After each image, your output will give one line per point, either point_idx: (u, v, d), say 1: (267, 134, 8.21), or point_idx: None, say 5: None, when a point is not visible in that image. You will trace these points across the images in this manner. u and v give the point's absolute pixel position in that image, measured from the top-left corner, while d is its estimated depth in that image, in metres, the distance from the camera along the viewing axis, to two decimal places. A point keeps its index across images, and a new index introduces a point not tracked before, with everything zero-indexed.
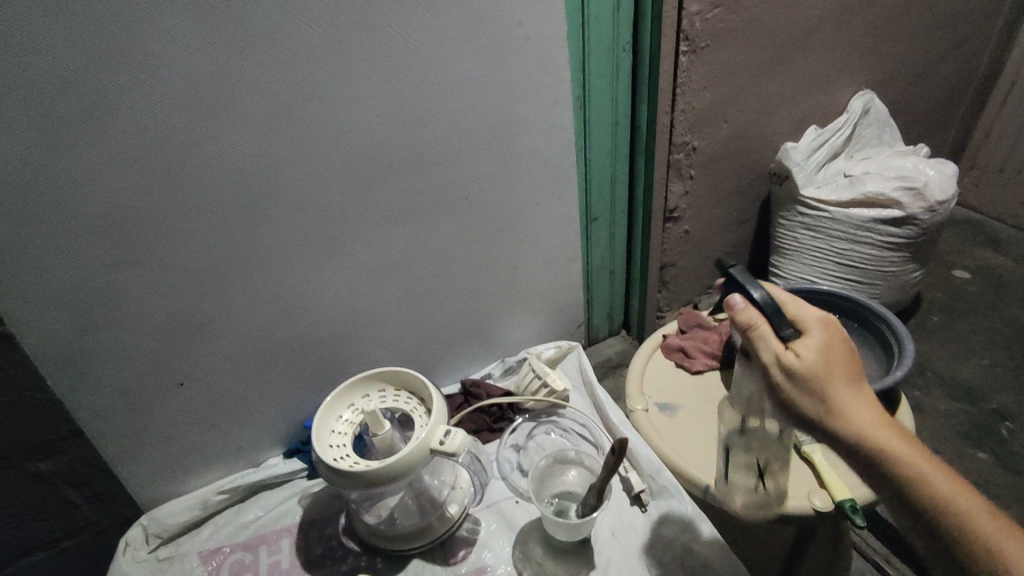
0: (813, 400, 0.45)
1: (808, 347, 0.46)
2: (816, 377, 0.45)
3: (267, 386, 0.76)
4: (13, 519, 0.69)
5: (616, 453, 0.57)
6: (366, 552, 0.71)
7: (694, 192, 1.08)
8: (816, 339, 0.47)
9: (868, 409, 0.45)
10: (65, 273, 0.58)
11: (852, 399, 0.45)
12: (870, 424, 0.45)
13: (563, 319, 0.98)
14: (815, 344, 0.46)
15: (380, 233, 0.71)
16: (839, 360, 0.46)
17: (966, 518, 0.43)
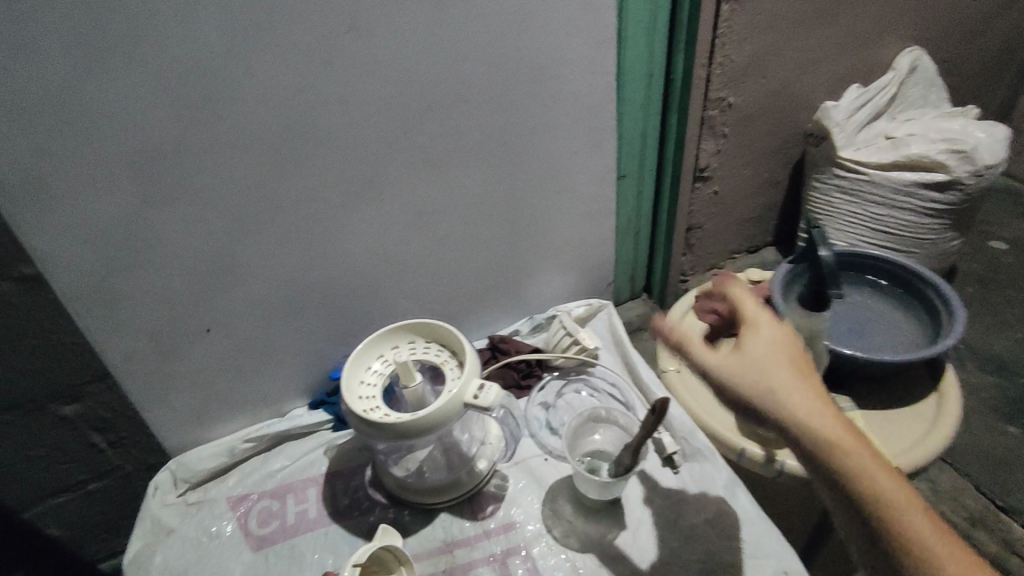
0: (762, 399, 0.46)
1: (750, 349, 0.48)
2: (761, 374, 0.47)
3: (293, 335, 0.75)
4: (42, 458, 0.73)
5: (655, 414, 0.55)
6: (393, 504, 0.71)
7: (726, 151, 1.03)
8: (759, 335, 0.50)
9: (810, 400, 0.46)
10: (93, 212, 0.55)
11: (798, 392, 0.46)
12: (813, 418, 0.45)
13: (592, 276, 0.95)
14: (755, 341, 0.49)
15: (412, 180, 0.68)
16: (783, 357, 0.48)
17: (902, 521, 0.43)
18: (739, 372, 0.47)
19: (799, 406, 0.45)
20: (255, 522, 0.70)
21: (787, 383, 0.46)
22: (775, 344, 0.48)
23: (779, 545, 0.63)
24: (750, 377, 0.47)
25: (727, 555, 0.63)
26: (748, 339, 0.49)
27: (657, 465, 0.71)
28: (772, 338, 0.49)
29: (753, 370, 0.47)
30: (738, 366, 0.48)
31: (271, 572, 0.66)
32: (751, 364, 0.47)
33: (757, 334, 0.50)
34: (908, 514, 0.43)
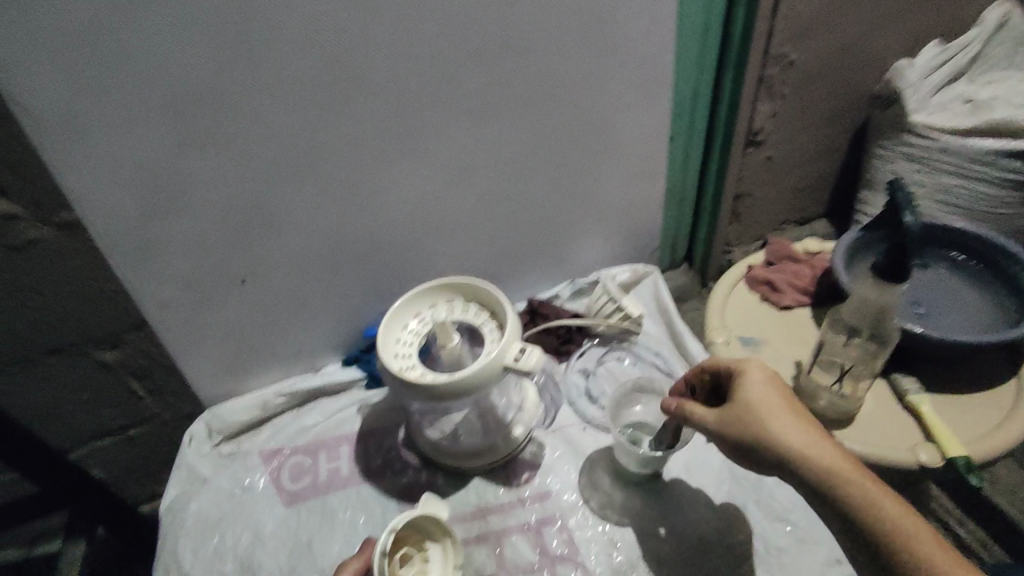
0: (761, 447, 0.49)
1: (742, 396, 0.51)
2: (753, 416, 0.50)
3: (328, 291, 0.73)
4: (84, 404, 0.73)
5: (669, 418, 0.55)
6: (426, 467, 0.69)
7: (783, 114, 0.95)
8: (748, 381, 0.52)
9: (798, 440, 0.48)
10: (129, 153, 0.53)
11: (794, 429, 0.49)
12: (811, 451, 0.47)
13: (637, 241, 0.91)
14: (746, 389, 0.51)
15: (454, 130, 0.64)
16: (774, 398, 0.50)
17: (908, 543, 0.43)
18: (738, 419, 0.50)
19: (795, 441, 0.48)
20: (288, 476, 0.70)
21: (780, 422, 0.49)
22: (760, 389, 0.51)
23: (829, 531, 0.61)
24: (748, 425, 0.49)
25: (773, 538, 0.61)
26: (738, 387, 0.52)
27: (701, 442, 0.68)
28: (760, 382, 0.51)
29: (746, 416, 0.50)
30: (735, 415, 0.50)
31: (304, 527, 0.66)
32: (746, 411, 0.50)
33: (745, 383, 0.52)
34: (921, 526, 0.43)
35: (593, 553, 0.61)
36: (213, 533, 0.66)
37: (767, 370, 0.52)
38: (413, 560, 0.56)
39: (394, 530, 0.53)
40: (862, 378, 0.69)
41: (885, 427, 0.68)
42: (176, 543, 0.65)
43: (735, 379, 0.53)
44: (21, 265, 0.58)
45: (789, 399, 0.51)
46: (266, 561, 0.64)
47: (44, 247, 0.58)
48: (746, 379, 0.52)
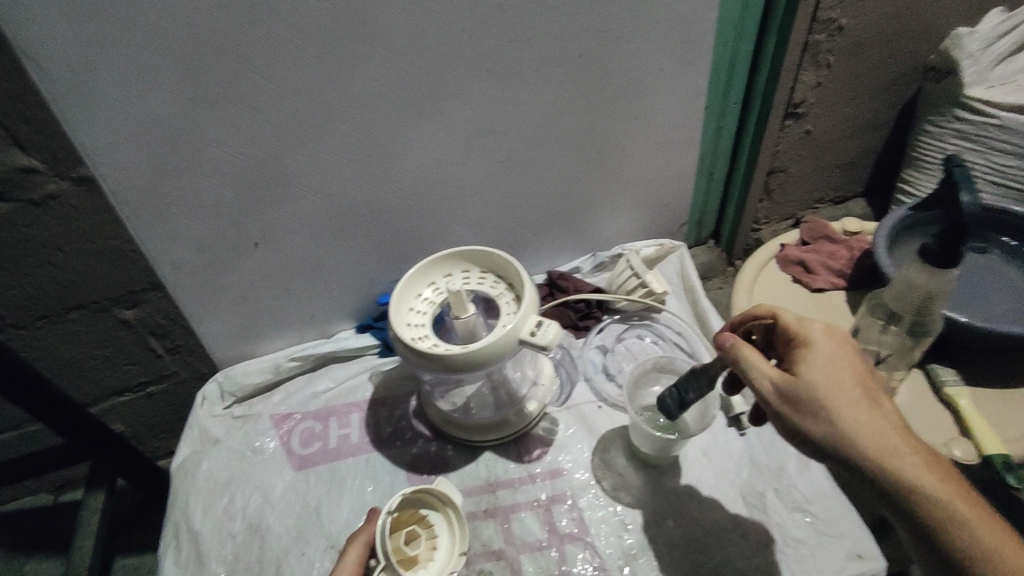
0: (816, 426, 0.43)
1: (807, 368, 0.45)
2: (820, 395, 0.43)
3: (342, 256, 0.71)
4: (112, 356, 0.81)
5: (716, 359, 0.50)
6: (437, 438, 0.68)
7: (827, 84, 0.90)
8: (817, 352, 0.46)
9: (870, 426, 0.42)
10: (137, 107, 0.51)
11: (861, 411, 0.42)
12: (877, 440, 0.42)
13: (663, 215, 0.87)
14: (813, 361, 0.45)
15: (475, 91, 0.61)
16: (843, 376, 0.44)
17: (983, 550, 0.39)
18: (797, 390, 0.44)
19: (862, 422, 0.42)
20: (299, 441, 0.69)
21: (847, 401, 0.43)
22: (831, 364, 0.44)
23: (852, 525, 0.58)
24: (807, 398, 0.44)
25: (791, 529, 0.58)
26: (804, 355, 0.46)
27: (721, 425, 0.66)
28: (830, 356, 0.45)
29: (808, 388, 0.44)
30: (794, 385, 0.44)
31: (312, 493, 0.65)
32: (807, 383, 0.44)
33: (812, 354, 0.46)
34: (998, 534, 0.39)
35: (603, 534, 0.60)
36: (222, 494, 0.65)
37: (840, 341, 0.46)
38: (423, 538, 0.54)
39: (398, 495, 0.53)
40: (898, 367, 0.66)
41: (919, 419, 0.66)
42: (187, 501, 0.65)
43: (802, 348, 0.47)
44: (43, 220, 0.63)
45: (864, 380, 0.44)
46: (273, 524, 0.63)
47: (60, 202, 0.62)
48: (816, 349, 0.46)
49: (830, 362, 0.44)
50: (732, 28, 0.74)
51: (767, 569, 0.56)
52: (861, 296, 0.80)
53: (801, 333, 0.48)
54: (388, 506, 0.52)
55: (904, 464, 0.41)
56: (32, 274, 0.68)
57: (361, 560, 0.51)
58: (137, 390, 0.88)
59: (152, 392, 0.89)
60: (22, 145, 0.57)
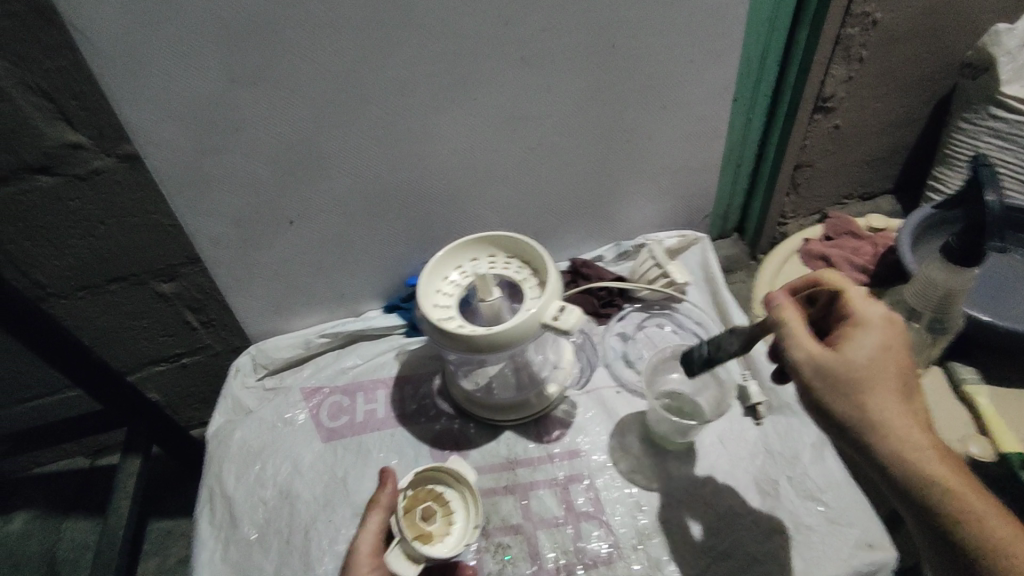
0: (847, 405, 0.43)
1: (857, 348, 0.44)
2: (860, 382, 0.43)
3: (373, 237, 0.73)
4: (150, 328, 0.85)
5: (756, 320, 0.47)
6: (460, 416, 0.71)
7: (858, 79, 0.89)
8: (867, 335, 0.45)
9: (902, 418, 0.43)
10: (184, 86, 0.54)
11: (895, 405, 0.43)
12: (904, 436, 0.43)
13: (688, 206, 0.88)
14: (860, 341, 0.44)
15: (507, 77, 0.62)
16: (887, 364, 0.44)
17: (998, 547, 0.40)
18: (841, 370, 0.43)
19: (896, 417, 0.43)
20: (327, 415, 0.72)
21: (887, 392, 0.43)
22: (877, 351, 0.44)
23: (863, 515, 0.59)
24: (845, 378, 0.43)
25: (803, 516, 0.59)
26: (851, 335, 0.45)
27: (738, 414, 0.68)
28: (877, 341, 0.44)
29: (852, 371, 0.43)
30: (840, 365, 0.43)
31: (340, 464, 0.68)
32: (851, 364, 0.43)
33: (863, 335, 0.44)
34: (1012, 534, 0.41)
35: (617, 514, 0.62)
36: (254, 462, 0.68)
37: (890, 324, 0.45)
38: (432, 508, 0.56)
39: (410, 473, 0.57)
40: (914, 363, 0.67)
41: (936, 415, 0.66)
42: (220, 467, 0.68)
43: (848, 327, 0.46)
44: (87, 194, 0.67)
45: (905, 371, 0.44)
46: (302, 491, 0.66)
47: (105, 177, 0.66)
48: (865, 332, 0.45)
49: (877, 349, 0.43)
50: (762, 22, 0.75)
51: (778, 554, 0.58)
52: (883, 292, 0.80)
53: (854, 312, 0.46)
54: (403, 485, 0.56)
55: (924, 458, 0.42)
56: (73, 245, 0.72)
57: (382, 526, 0.55)
58: (174, 360, 0.92)
59: (187, 363, 0.93)
60: (70, 120, 0.61)
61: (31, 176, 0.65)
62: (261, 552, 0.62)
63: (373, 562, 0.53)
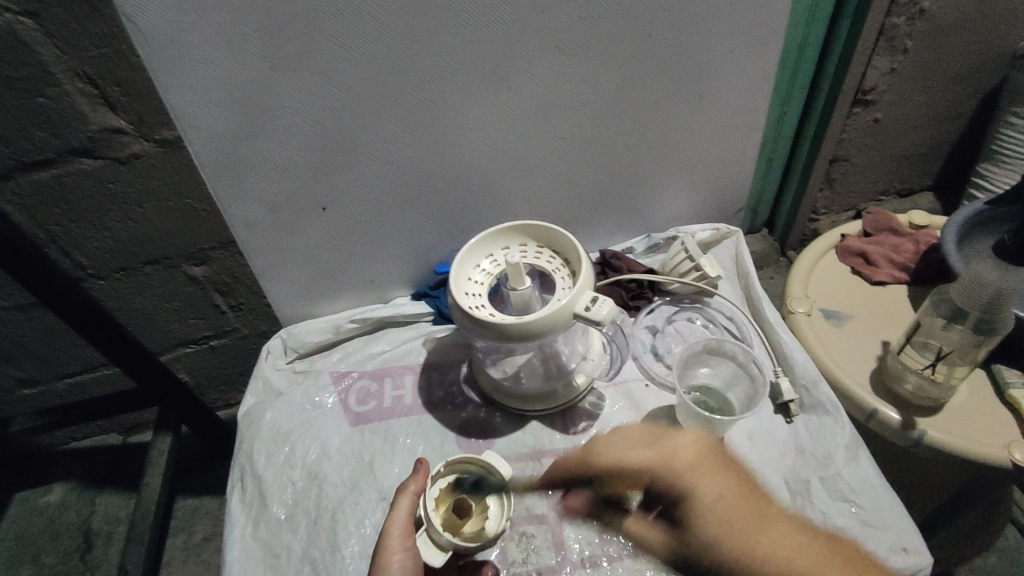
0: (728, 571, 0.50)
1: (697, 494, 0.52)
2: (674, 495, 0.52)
3: (403, 224, 0.73)
4: (183, 310, 0.87)
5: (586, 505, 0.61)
6: (486, 405, 0.71)
7: (901, 70, 0.86)
8: (680, 460, 0.53)
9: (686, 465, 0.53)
10: (224, 71, 0.54)
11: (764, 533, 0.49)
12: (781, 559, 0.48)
13: (721, 199, 0.86)
14: (703, 515, 0.50)
15: (542, 66, 0.61)
16: (729, 519, 0.50)
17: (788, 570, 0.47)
18: (686, 523, 0.52)
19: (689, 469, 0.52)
20: (356, 399, 0.73)
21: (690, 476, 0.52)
22: (693, 459, 0.52)
23: (897, 518, 0.58)
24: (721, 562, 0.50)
25: (835, 517, 0.59)
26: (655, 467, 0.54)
27: (769, 411, 0.67)
28: (688, 464, 0.53)
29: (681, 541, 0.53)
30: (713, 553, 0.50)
31: (367, 448, 0.69)
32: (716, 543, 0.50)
33: (695, 502, 0.51)
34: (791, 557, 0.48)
35: None
36: (283, 443, 0.69)
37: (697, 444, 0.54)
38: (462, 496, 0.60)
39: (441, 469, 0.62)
40: (959, 366, 0.63)
41: (974, 417, 0.65)
42: (251, 447, 0.69)
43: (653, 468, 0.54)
44: (126, 177, 0.69)
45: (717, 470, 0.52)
46: (330, 473, 0.67)
47: (143, 161, 0.67)
48: (681, 454, 0.53)
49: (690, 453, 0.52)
50: (806, 11, 0.72)
51: None
52: (922, 292, 0.78)
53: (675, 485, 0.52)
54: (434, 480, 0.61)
55: None
56: (112, 227, 0.73)
57: (413, 510, 0.56)
58: (205, 342, 0.94)
59: (218, 345, 0.95)
60: (111, 104, 0.63)
61: (74, 159, 0.66)
62: (290, 532, 0.63)
63: (403, 544, 0.54)
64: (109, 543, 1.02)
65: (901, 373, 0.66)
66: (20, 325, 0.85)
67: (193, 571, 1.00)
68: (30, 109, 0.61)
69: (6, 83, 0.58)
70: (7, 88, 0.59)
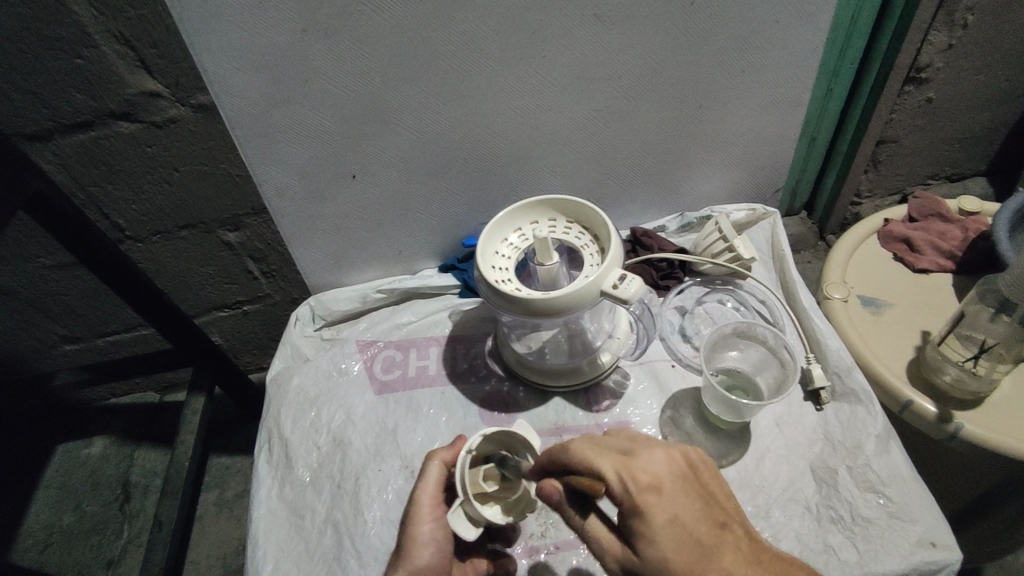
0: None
1: (649, 528, 0.43)
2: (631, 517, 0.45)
3: (432, 196, 0.73)
4: (215, 274, 0.89)
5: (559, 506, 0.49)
6: (509, 379, 0.72)
7: (960, 46, 0.81)
8: (648, 514, 0.43)
9: (652, 514, 0.43)
10: (254, 34, 0.53)
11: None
12: None
13: (759, 178, 0.83)
14: (652, 539, 0.43)
15: (577, 35, 0.60)
16: (683, 544, 0.43)
17: None
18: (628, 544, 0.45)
19: (649, 513, 0.43)
20: (380, 367, 0.74)
21: (647, 524, 0.43)
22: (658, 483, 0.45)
23: (927, 512, 0.56)
24: None
25: (862, 508, 0.57)
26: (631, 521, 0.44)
27: (798, 398, 0.66)
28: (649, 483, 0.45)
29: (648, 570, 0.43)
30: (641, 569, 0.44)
31: (391, 416, 0.70)
32: (650, 573, 0.43)
33: (649, 530, 0.43)
34: None
35: None
36: (310, 408, 0.71)
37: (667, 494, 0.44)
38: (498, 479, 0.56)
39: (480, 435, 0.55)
40: (1003, 360, 0.60)
41: (1015, 414, 0.62)
42: (279, 409, 0.71)
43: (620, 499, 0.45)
44: (163, 142, 0.69)
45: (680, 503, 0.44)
46: (354, 439, 0.68)
47: (179, 126, 0.68)
48: (640, 515, 0.43)
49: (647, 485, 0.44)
50: None
51: (832, 544, 0.56)
52: (967, 281, 0.75)
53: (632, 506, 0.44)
54: (472, 445, 0.54)
55: None
56: (150, 191, 0.75)
57: (443, 479, 0.56)
58: (238, 306, 0.96)
59: (250, 309, 0.97)
60: (147, 67, 0.63)
61: (112, 122, 0.67)
62: (314, 494, 0.65)
63: (432, 514, 0.55)
64: (146, 494, 1.07)
65: (940, 365, 0.64)
66: (62, 284, 0.88)
67: (224, 525, 1.04)
68: (70, 71, 0.62)
69: (47, 43, 0.59)
70: (48, 49, 0.60)
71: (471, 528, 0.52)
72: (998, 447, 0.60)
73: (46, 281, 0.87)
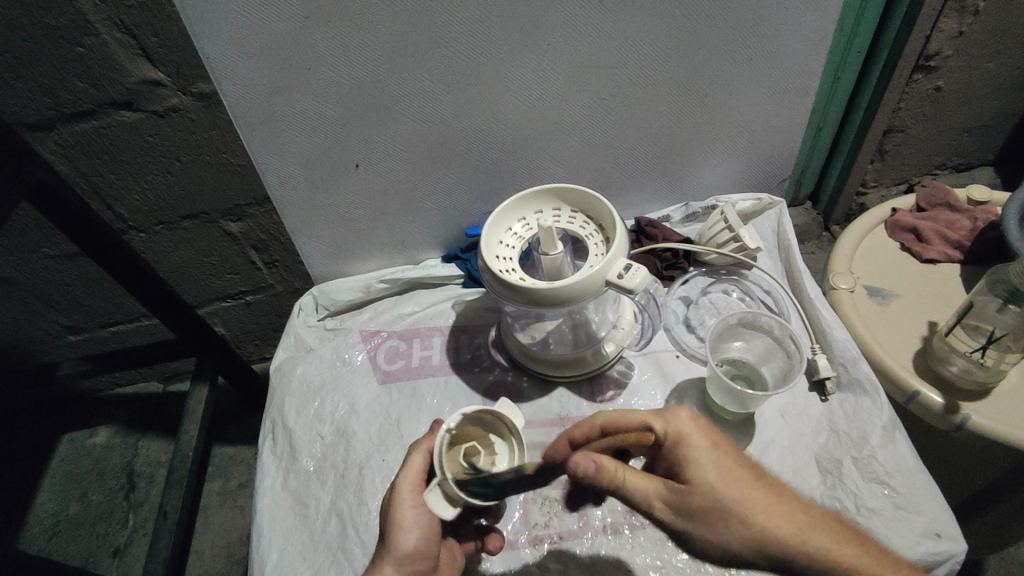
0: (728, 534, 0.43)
1: (696, 454, 0.45)
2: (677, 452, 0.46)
3: (435, 186, 0.72)
4: (218, 264, 0.89)
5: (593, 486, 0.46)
6: (513, 369, 0.72)
7: (970, 34, 0.80)
8: (694, 442, 0.46)
9: (698, 437, 0.46)
10: (257, 19, 0.53)
11: (761, 504, 0.43)
12: (783, 513, 0.43)
13: (765, 168, 0.83)
14: (699, 462, 0.44)
15: (582, 22, 0.59)
16: (729, 465, 0.45)
17: (799, 538, 0.42)
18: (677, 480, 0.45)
19: (692, 438, 0.46)
20: (384, 358, 0.74)
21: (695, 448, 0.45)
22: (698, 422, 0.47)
23: (932, 503, 0.56)
24: (705, 513, 0.43)
25: (867, 499, 0.57)
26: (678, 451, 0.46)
27: (803, 389, 0.65)
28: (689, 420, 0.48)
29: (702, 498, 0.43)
30: (693, 500, 0.43)
31: (394, 406, 0.70)
32: (704, 497, 0.43)
33: (695, 451, 0.45)
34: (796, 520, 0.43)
35: None
36: (313, 398, 0.71)
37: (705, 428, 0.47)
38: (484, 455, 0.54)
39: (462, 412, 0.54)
40: (1010, 352, 0.59)
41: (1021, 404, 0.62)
42: (283, 400, 0.71)
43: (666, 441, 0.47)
44: (166, 131, 0.69)
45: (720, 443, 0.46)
46: (358, 429, 0.68)
47: (182, 115, 0.67)
48: (688, 442, 0.46)
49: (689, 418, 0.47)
50: None
51: None
52: (973, 272, 0.74)
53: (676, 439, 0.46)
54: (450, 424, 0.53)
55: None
56: (152, 180, 0.74)
57: (426, 465, 0.54)
58: (241, 296, 0.96)
59: (253, 299, 0.97)
60: (149, 56, 0.62)
61: (114, 111, 0.67)
62: (318, 484, 0.65)
63: (414, 500, 0.53)
64: (151, 483, 1.08)
65: (948, 356, 0.63)
66: (67, 274, 0.88)
67: (229, 514, 1.04)
68: (71, 59, 0.61)
69: (49, 32, 0.59)
70: (50, 38, 0.59)
71: (448, 507, 0.49)
72: (1006, 439, 0.59)
73: (50, 271, 0.87)
